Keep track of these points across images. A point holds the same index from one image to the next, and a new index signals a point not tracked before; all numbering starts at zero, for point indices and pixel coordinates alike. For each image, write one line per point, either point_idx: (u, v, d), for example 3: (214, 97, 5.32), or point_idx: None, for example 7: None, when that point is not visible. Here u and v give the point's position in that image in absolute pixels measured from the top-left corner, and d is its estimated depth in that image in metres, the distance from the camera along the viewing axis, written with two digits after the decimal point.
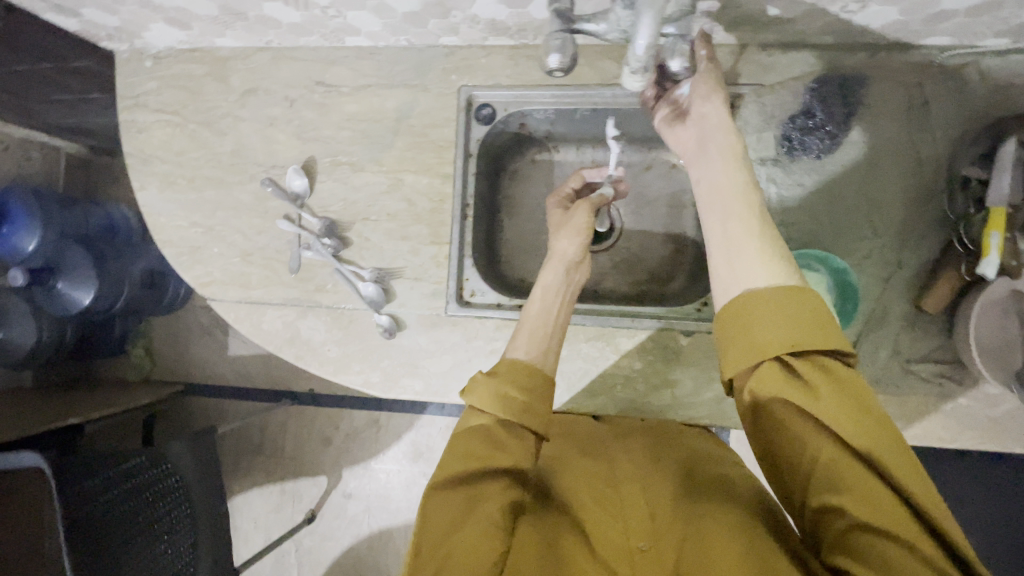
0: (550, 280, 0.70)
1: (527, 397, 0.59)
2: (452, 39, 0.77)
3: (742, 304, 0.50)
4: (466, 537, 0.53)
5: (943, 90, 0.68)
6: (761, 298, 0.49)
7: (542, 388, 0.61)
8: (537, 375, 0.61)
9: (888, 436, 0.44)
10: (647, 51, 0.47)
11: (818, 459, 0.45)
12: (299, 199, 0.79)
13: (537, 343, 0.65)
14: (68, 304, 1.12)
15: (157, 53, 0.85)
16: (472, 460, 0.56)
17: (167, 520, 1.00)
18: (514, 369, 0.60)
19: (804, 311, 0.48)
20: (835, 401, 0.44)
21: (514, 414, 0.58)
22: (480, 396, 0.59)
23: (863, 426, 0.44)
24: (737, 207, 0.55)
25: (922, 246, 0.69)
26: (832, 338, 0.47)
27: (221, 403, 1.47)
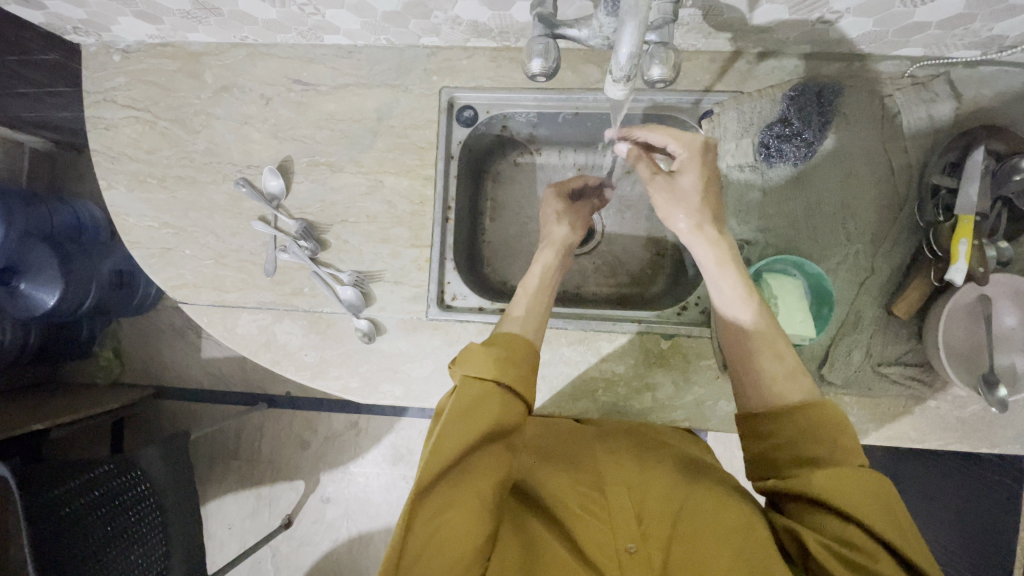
0: (550, 260, 0.73)
1: (516, 360, 0.60)
2: (434, 39, 0.76)
3: (753, 424, 0.58)
4: (452, 523, 0.52)
5: (913, 101, 0.70)
6: (775, 412, 0.57)
7: (530, 356, 0.61)
8: (533, 348, 0.62)
9: (870, 498, 0.50)
10: (631, 59, 0.47)
11: (818, 522, 0.51)
12: (275, 200, 0.78)
13: (533, 320, 0.67)
14: (32, 305, 1.07)
15: (127, 48, 0.82)
16: (472, 431, 0.54)
17: (140, 529, 0.97)
18: (513, 341, 0.62)
19: (810, 410, 0.55)
20: (832, 476, 0.51)
21: (513, 378, 0.58)
22: (479, 362, 0.59)
23: (860, 498, 0.50)
24: (749, 339, 0.60)
25: (894, 251, 0.70)
26: (835, 429, 0.54)
27: (194, 407, 1.43)
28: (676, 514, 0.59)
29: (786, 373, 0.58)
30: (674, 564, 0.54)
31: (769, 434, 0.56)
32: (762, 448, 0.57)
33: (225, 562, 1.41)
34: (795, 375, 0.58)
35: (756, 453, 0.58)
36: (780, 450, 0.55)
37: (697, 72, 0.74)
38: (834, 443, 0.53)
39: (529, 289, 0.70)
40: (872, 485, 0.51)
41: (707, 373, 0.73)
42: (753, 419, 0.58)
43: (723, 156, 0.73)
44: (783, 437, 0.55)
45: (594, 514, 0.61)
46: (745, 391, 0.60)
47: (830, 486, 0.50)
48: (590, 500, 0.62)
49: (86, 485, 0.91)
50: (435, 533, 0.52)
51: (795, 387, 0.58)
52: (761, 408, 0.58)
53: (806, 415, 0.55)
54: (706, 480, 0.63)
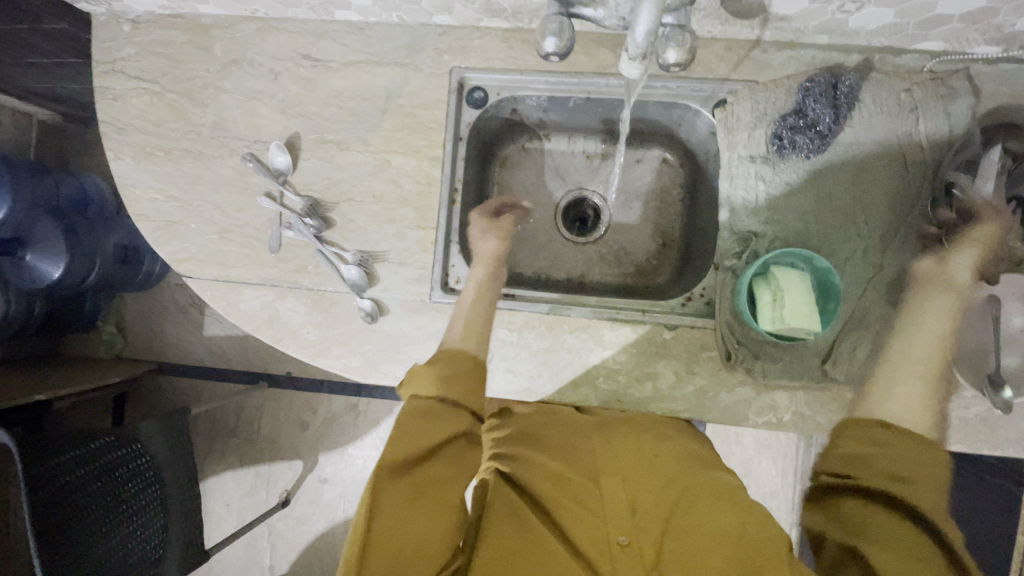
0: (479, 276, 0.73)
1: (460, 376, 0.63)
2: (447, 18, 0.75)
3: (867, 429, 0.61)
4: (414, 522, 0.54)
5: (931, 96, 0.68)
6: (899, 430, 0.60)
7: (471, 374, 0.63)
8: (472, 359, 0.64)
9: (941, 516, 0.54)
10: (647, 37, 0.46)
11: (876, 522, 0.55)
12: (281, 176, 0.77)
13: (473, 331, 0.68)
14: (36, 277, 1.08)
15: (137, 18, 0.81)
16: (424, 440, 0.57)
17: (139, 500, 0.98)
18: (450, 358, 0.64)
19: (924, 452, 0.58)
20: (920, 488, 0.56)
21: (453, 391, 0.61)
22: (420, 384, 0.62)
23: (934, 511, 0.54)
24: (900, 378, 0.64)
25: (904, 248, 0.69)
26: (936, 466, 0.57)
27: (195, 385, 1.43)
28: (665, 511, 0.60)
29: (919, 408, 0.63)
30: (671, 559, 0.55)
31: (871, 443, 0.60)
32: (858, 451, 0.60)
33: (222, 537, 1.43)
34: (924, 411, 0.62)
35: (845, 454, 0.61)
36: (881, 461, 0.58)
37: (712, 60, 0.73)
38: (925, 471, 0.57)
39: (462, 305, 0.70)
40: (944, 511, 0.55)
41: (710, 365, 0.73)
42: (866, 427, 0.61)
43: (734, 146, 0.72)
44: (885, 452, 0.59)
45: (591, 509, 0.62)
46: (870, 402, 0.65)
47: (928, 504, 0.55)
48: (585, 494, 0.63)
49: (88, 457, 0.93)
50: (396, 528, 0.53)
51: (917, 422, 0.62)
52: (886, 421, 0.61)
53: (919, 446, 0.58)
54: (699, 480, 0.64)
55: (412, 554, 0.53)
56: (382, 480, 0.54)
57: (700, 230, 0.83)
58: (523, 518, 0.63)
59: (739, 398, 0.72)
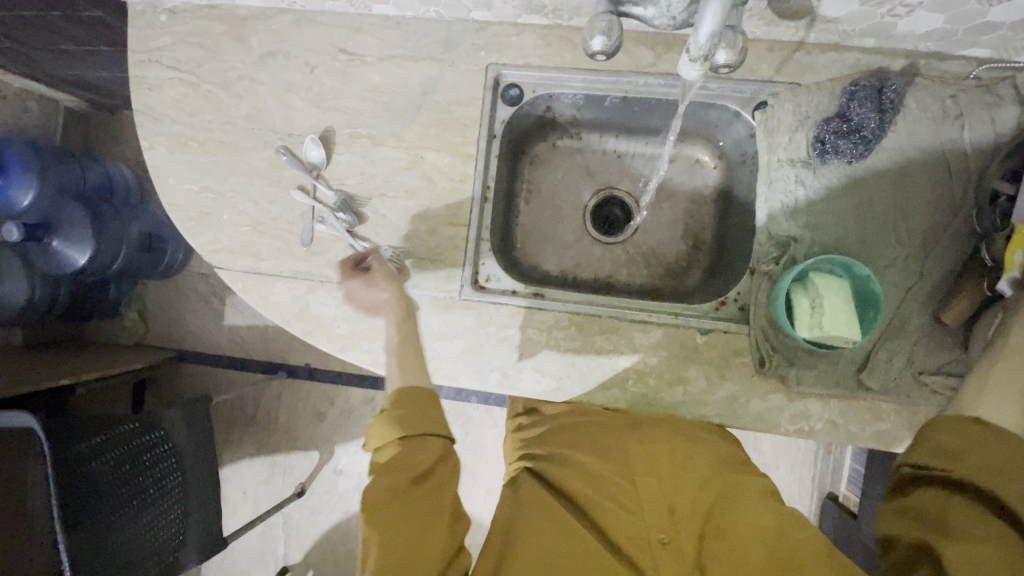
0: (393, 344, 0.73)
1: (417, 412, 0.69)
2: (485, 14, 0.75)
3: (964, 425, 0.51)
4: (405, 529, 0.61)
5: (977, 103, 0.67)
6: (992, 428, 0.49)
7: (426, 405, 0.70)
8: (421, 394, 0.70)
9: None
10: (710, 39, 0.45)
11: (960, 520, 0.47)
12: (315, 170, 0.77)
13: (411, 368, 0.71)
14: (62, 263, 1.09)
15: (173, 8, 0.81)
16: (399, 471, 0.65)
17: (161, 486, 1.00)
18: (397, 403, 0.69)
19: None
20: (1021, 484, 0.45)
21: (411, 426, 0.68)
22: (381, 431, 0.69)
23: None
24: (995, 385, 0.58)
25: (945, 257, 0.68)
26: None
27: (214, 373, 1.45)
28: (701, 511, 0.63)
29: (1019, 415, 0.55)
30: (710, 560, 0.58)
31: (962, 436, 0.50)
32: (943, 444, 0.51)
33: (238, 525, 1.44)
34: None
35: (929, 447, 0.52)
36: (978, 457, 0.48)
37: (754, 61, 0.72)
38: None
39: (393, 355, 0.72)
40: None
41: (742, 371, 0.72)
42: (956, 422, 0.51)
43: (774, 149, 0.71)
44: (977, 447, 0.49)
45: (629, 509, 0.64)
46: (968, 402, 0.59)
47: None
48: (622, 495, 0.66)
49: (112, 443, 0.94)
50: (390, 538, 0.61)
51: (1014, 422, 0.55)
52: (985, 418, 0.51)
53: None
54: (733, 483, 0.66)
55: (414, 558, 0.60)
56: (373, 507, 0.63)
57: (732, 234, 0.82)
58: (560, 514, 0.65)
59: (771, 405, 0.72)
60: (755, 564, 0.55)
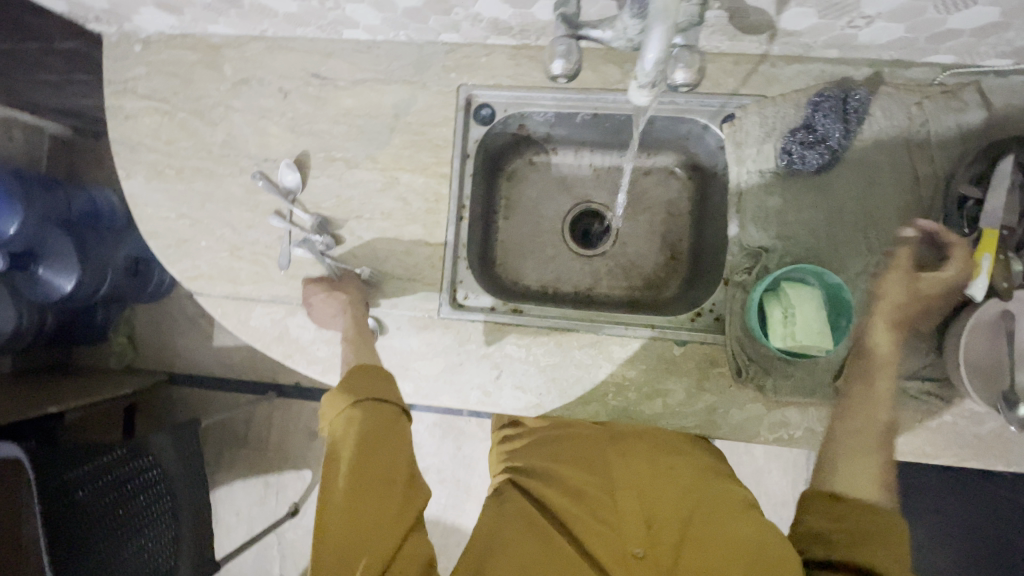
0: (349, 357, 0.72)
1: (367, 383, 0.68)
2: (454, 36, 0.75)
3: (826, 503, 0.62)
4: (364, 505, 0.61)
5: (942, 109, 0.68)
6: (848, 500, 0.61)
7: (374, 375, 0.69)
8: (368, 365, 0.70)
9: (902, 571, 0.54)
10: (654, 67, 0.47)
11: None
12: (291, 194, 0.78)
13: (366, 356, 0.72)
14: (48, 291, 1.09)
15: (148, 38, 0.82)
16: (356, 446, 0.65)
17: (150, 512, 0.99)
18: (348, 376, 0.69)
19: (872, 517, 0.58)
20: (876, 549, 0.56)
21: (361, 395, 0.68)
22: (332, 403, 0.69)
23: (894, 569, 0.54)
24: (841, 445, 0.64)
25: (916, 264, 0.68)
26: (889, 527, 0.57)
27: (205, 395, 1.44)
28: (679, 521, 0.63)
29: (875, 479, 0.62)
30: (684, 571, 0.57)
31: (830, 516, 0.61)
32: (818, 524, 0.61)
33: (232, 547, 1.44)
34: (880, 481, 0.62)
35: (807, 528, 0.62)
36: (839, 533, 0.59)
37: (720, 75, 0.73)
38: (879, 532, 0.57)
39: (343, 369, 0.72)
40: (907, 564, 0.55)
41: (721, 381, 0.72)
42: (820, 498, 0.62)
43: (742, 162, 0.72)
44: (839, 522, 0.60)
45: (607, 524, 0.64)
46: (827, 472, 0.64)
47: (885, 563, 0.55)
48: (601, 509, 0.66)
49: (99, 469, 0.93)
50: (347, 518, 0.60)
51: (871, 485, 0.61)
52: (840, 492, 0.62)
53: (881, 522, 0.58)
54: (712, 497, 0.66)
55: (371, 532, 0.60)
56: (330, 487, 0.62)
57: (708, 244, 0.83)
58: (542, 530, 0.65)
59: (750, 414, 0.72)
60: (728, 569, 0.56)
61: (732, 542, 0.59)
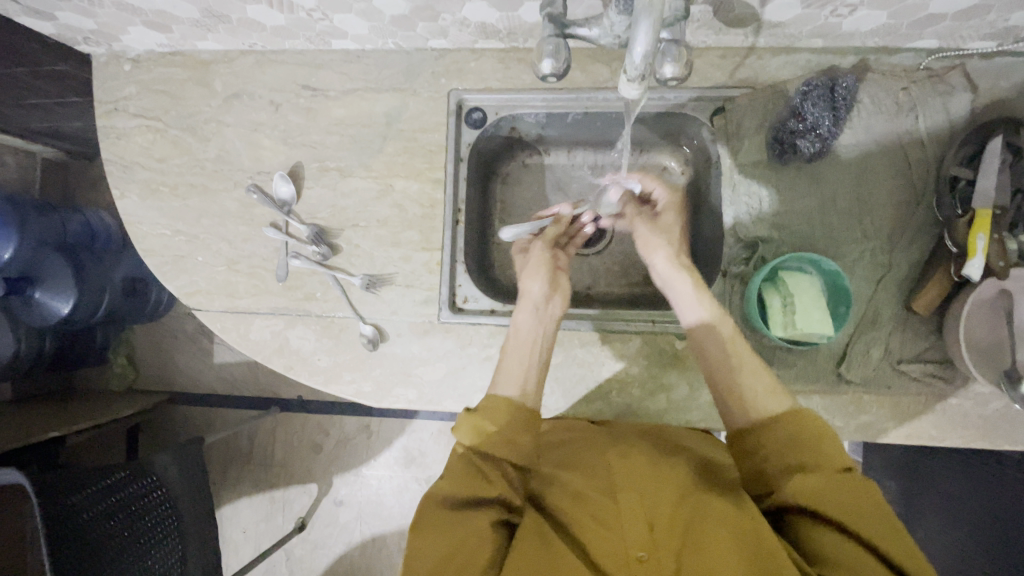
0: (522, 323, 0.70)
1: (509, 429, 0.61)
2: (442, 42, 0.76)
3: (746, 438, 0.60)
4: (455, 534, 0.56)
5: (930, 94, 0.68)
6: (760, 424, 0.59)
7: (523, 425, 0.62)
8: (525, 413, 0.62)
9: (854, 502, 0.52)
10: (645, 58, 0.47)
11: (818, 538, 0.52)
12: (286, 206, 0.78)
13: (527, 384, 0.65)
14: (45, 314, 1.08)
15: (137, 57, 0.82)
16: (461, 483, 0.58)
17: (157, 533, 0.98)
18: (493, 407, 0.62)
19: (799, 436, 0.57)
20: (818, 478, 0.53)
21: (497, 446, 0.60)
22: (465, 431, 0.61)
23: (845, 501, 0.52)
24: (720, 384, 0.63)
25: (911, 247, 0.69)
26: (825, 448, 0.56)
27: (206, 413, 1.44)
28: (683, 520, 0.58)
29: (767, 390, 0.61)
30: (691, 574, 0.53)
31: (755, 449, 0.59)
32: (751, 463, 0.59)
33: (240, 565, 1.42)
34: (774, 390, 0.61)
35: (746, 470, 0.60)
36: (774, 465, 0.57)
37: (707, 69, 0.74)
38: (821, 453, 0.55)
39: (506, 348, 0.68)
40: (870, 500, 0.52)
41: None
42: (739, 435, 0.61)
43: (734, 154, 0.72)
44: (771, 450, 0.58)
45: (607, 525, 0.59)
46: (729, 409, 0.62)
47: (830, 497, 0.52)
48: (601, 509, 0.61)
49: (104, 491, 0.92)
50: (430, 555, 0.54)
51: (774, 400, 0.61)
52: (751, 423, 0.60)
53: (802, 421, 0.58)
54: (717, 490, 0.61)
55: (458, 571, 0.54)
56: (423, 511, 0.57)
57: (704, 237, 0.83)
58: (543, 534, 0.60)
59: None
60: (735, 571, 0.52)
61: (740, 543, 0.54)
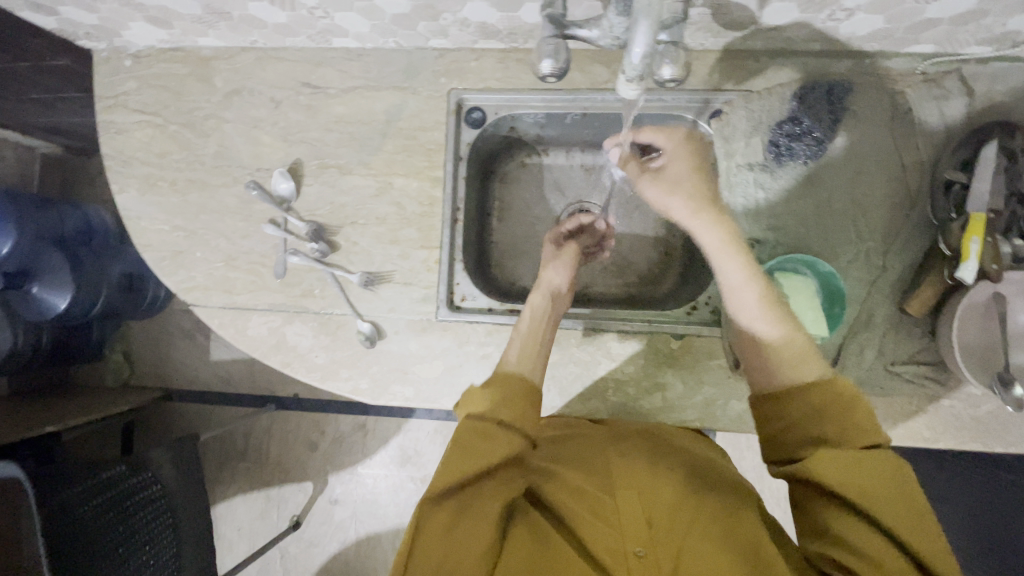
0: (538, 303, 0.73)
1: (513, 401, 0.62)
2: (442, 41, 0.76)
3: (768, 406, 0.59)
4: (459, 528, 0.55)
5: (925, 97, 0.70)
6: (782, 392, 0.58)
7: (527, 400, 0.63)
8: (528, 389, 0.64)
9: (880, 484, 0.50)
10: (643, 58, 0.47)
11: (838, 521, 0.51)
12: (285, 203, 0.78)
13: (533, 363, 0.68)
14: (43, 308, 1.07)
15: (138, 53, 0.83)
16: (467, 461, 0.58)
17: (151, 528, 0.97)
18: (504, 381, 0.64)
19: (825, 404, 0.55)
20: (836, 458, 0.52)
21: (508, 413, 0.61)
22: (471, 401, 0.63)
23: (869, 483, 0.51)
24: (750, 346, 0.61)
25: (905, 249, 0.70)
26: (853, 425, 0.53)
27: (202, 410, 1.44)
28: (680, 519, 0.59)
29: (794, 355, 0.58)
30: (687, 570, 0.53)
31: (778, 416, 0.58)
32: (774, 430, 0.58)
33: (234, 562, 1.42)
34: (800, 359, 0.58)
35: (769, 434, 0.59)
36: (796, 434, 0.56)
37: (705, 70, 0.74)
38: (847, 425, 0.54)
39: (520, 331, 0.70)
40: (895, 484, 0.51)
41: (719, 373, 0.73)
42: (763, 402, 0.59)
43: (732, 155, 0.73)
44: (793, 418, 0.56)
45: (606, 521, 0.60)
46: (755, 373, 0.61)
47: (856, 476, 0.51)
48: (600, 506, 0.62)
49: (98, 486, 0.92)
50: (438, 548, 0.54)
51: (801, 369, 0.58)
52: (776, 390, 0.58)
53: (832, 393, 0.55)
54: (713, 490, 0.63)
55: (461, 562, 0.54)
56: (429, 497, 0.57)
57: None
58: (542, 537, 0.61)
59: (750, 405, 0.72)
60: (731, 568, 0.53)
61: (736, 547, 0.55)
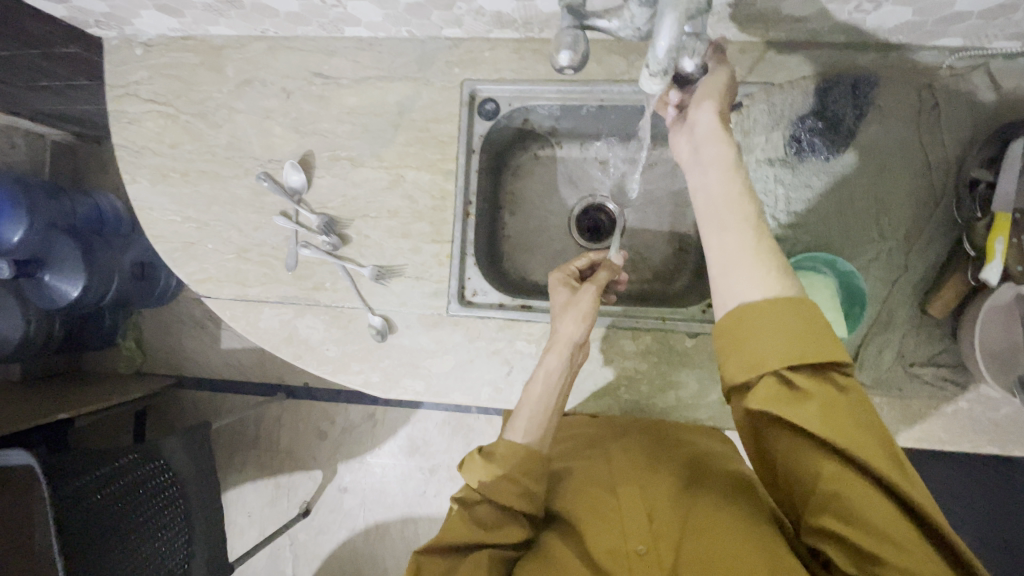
0: (553, 365, 0.65)
1: (516, 479, 0.61)
2: (456, 31, 0.75)
3: (732, 341, 0.49)
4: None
5: (953, 92, 0.67)
6: (753, 320, 0.48)
7: (537, 472, 0.62)
8: (534, 461, 0.62)
9: (860, 427, 0.45)
10: (668, 53, 0.45)
11: (820, 471, 0.45)
12: (296, 195, 0.77)
13: (544, 431, 0.64)
14: (55, 296, 1.08)
15: (149, 41, 0.82)
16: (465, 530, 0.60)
17: (163, 516, 0.98)
18: (509, 454, 0.62)
19: (800, 327, 0.47)
20: (816, 407, 0.45)
21: (506, 493, 0.60)
22: (472, 474, 0.63)
23: (845, 423, 0.45)
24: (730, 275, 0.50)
25: (929, 249, 0.68)
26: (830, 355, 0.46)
27: (213, 398, 1.45)
28: (680, 516, 0.59)
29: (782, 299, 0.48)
30: (686, 563, 0.54)
31: (747, 349, 0.48)
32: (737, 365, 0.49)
33: (244, 548, 1.44)
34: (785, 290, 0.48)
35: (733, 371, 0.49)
36: (766, 364, 0.47)
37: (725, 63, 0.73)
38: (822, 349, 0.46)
39: (531, 398, 0.65)
40: (869, 422, 0.45)
41: None
42: (728, 334, 0.49)
43: (752, 150, 0.71)
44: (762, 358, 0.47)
45: (608, 520, 0.61)
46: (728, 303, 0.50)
47: (832, 419, 0.45)
48: (603, 505, 0.64)
49: (110, 475, 0.93)
50: None
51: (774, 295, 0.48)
52: (742, 319, 0.48)
53: (803, 314, 0.47)
54: (714, 477, 0.62)
55: None
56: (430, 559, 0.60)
57: None
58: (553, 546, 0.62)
59: None
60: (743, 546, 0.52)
61: (742, 526, 0.54)
